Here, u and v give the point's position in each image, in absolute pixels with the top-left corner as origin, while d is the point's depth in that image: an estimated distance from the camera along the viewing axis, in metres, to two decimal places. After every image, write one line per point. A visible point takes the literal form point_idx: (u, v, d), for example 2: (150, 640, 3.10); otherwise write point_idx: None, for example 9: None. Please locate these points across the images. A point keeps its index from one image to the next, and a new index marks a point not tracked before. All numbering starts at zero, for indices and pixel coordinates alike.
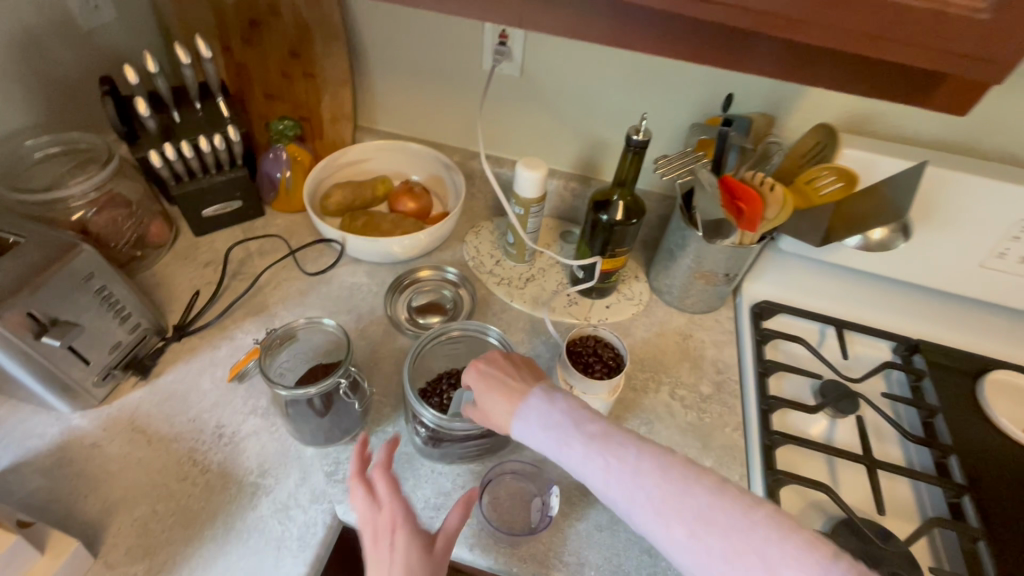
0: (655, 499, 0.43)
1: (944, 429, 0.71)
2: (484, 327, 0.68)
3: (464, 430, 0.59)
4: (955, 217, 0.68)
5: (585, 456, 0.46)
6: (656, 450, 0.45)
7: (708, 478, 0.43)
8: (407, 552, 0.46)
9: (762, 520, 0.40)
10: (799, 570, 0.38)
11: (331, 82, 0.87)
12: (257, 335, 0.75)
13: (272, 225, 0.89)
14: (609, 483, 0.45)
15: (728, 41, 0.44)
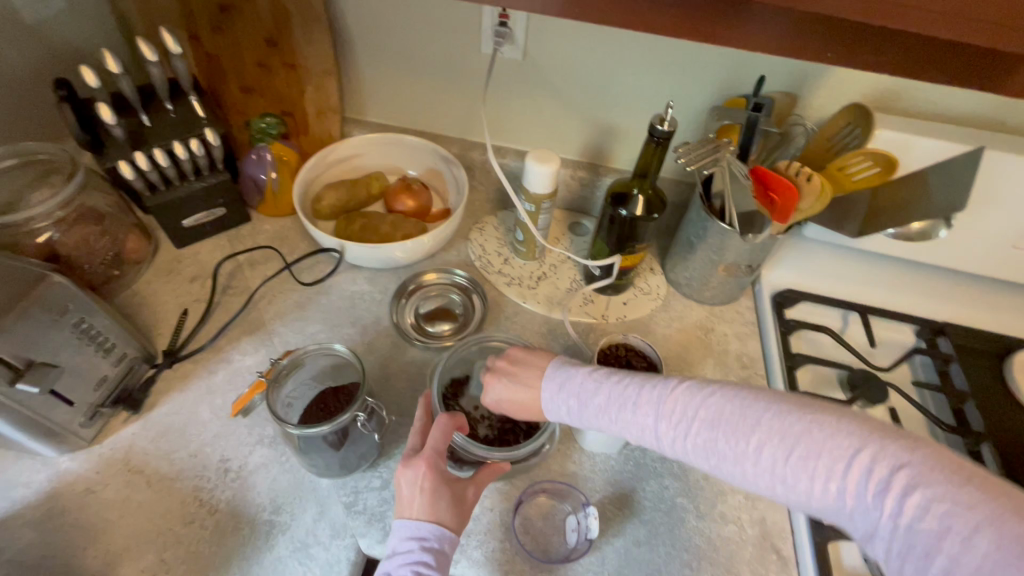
0: (676, 448, 0.48)
1: (976, 416, 0.69)
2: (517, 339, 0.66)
3: (489, 457, 0.56)
4: (991, 198, 0.65)
5: (600, 420, 0.52)
6: (653, 408, 0.49)
7: (701, 420, 0.47)
8: (443, 500, 0.50)
9: (761, 443, 0.44)
10: (822, 477, 0.41)
11: (313, 72, 0.79)
12: (256, 356, 0.69)
13: (260, 232, 0.82)
14: (630, 439, 0.51)
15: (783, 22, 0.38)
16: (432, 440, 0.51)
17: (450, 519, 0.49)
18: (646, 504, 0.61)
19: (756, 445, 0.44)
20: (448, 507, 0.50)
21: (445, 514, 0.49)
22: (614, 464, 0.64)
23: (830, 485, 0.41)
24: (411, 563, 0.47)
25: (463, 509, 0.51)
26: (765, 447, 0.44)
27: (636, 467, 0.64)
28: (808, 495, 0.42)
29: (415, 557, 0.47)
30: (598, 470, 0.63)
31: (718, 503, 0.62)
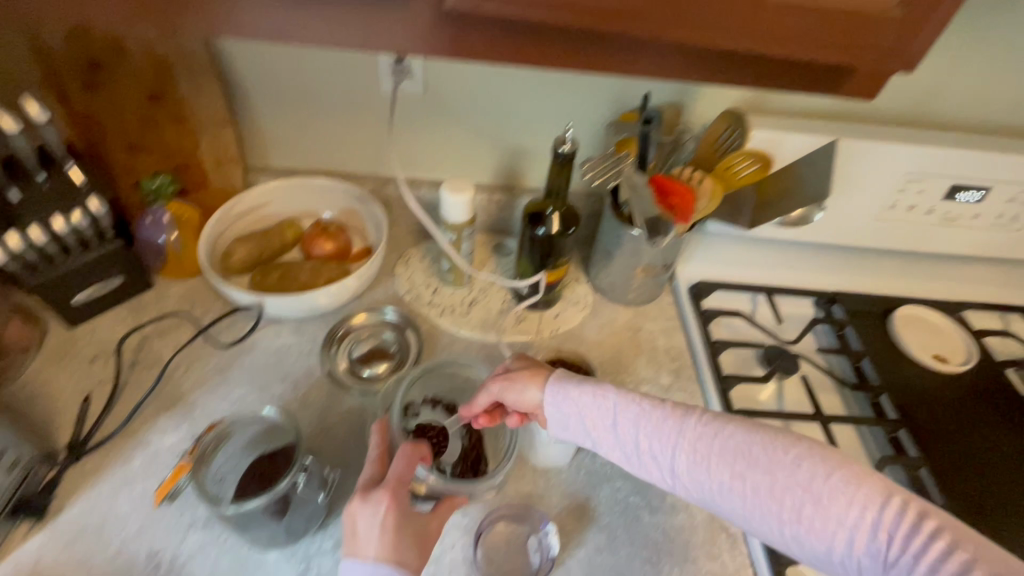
0: (696, 448, 0.51)
1: (871, 371, 0.78)
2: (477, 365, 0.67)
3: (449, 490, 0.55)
4: (852, 179, 0.74)
5: (623, 418, 0.54)
6: (689, 409, 0.53)
7: (738, 433, 0.51)
8: (407, 538, 0.46)
9: (800, 456, 0.48)
10: (846, 503, 0.45)
11: (205, 123, 0.76)
12: (178, 432, 0.64)
13: (166, 297, 0.77)
14: (647, 441, 0.53)
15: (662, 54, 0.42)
16: (397, 471, 0.49)
17: (415, 556, 0.46)
18: (602, 509, 0.63)
19: (785, 455, 0.48)
20: (412, 546, 0.46)
21: (409, 554, 0.46)
22: (566, 476, 0.66)
23: (865, 513, 0.45)
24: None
25: (426, 544, 0.48)
26: (802, 462, 0.48)
27: (587, 474, 0.66)
28: (835, 520, 0.45)
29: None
30: (552, 485, 0.65)
31: (668, 494, 0.65)
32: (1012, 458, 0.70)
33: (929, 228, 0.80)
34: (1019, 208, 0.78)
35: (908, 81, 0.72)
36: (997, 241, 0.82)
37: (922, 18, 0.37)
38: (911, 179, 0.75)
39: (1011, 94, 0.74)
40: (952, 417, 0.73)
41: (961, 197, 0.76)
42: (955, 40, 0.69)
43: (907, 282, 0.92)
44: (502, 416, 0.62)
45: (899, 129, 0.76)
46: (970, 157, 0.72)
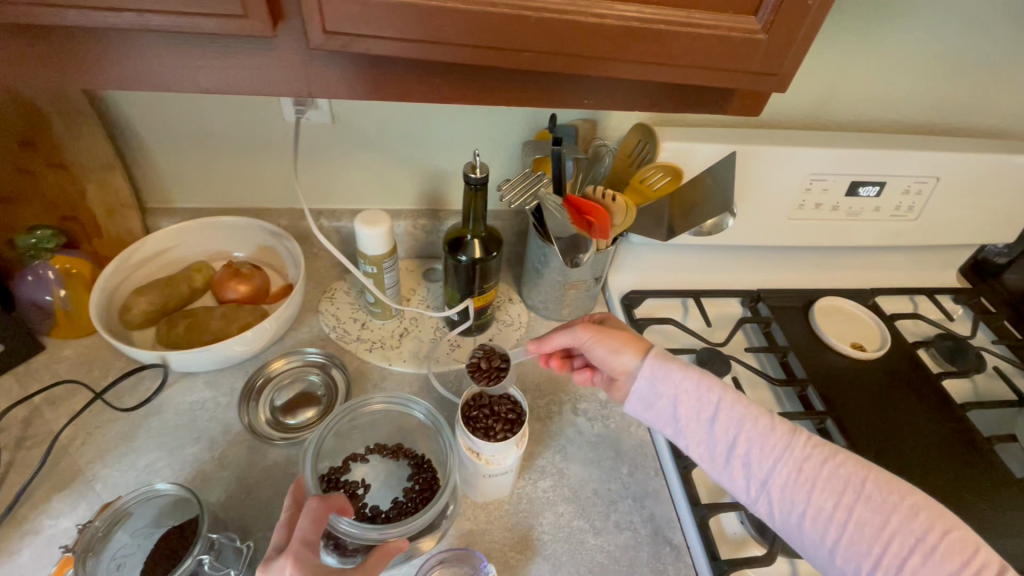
0: (803, 463, 0.53)
1: (797, 364, 0.80)
2: (409, 399, 0.63)
3: (385, 539, 0.52)
4: (762, 183, 0.77)
5: (727, 419, 0.55)
6: (800, 431, 0.54)
7: (853, 472, 0.52)
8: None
9: (915, 504, 0.50)
10: (946, 555, 0.48)
11: (91, 169, 0.70)
12: (75, 514, 0.58)
13: (59, 361, 0.70)
14: (746, 446, 0.54)
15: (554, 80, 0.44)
16: (302, 530, 0.45)
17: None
18: (546, 538, 0.62)
19: (891, 494, 0.51)
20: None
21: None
22: (507, 507, 0.64)
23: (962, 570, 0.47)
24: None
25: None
26: (916, 510, 0.50)
27: (529, 503, 0.64)
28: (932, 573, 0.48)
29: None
30: (493, 519, 0.63)
31: (611, 513, 0.64)
32: (928, 436, 0.73)
33: (837, 223, 0.84)
34: (915, 198, 0.83)
35: (802, 87, 0.76)
36: (899, 230, 0.87)
37: (790, 36, 0.39)
38: (815, 179, 0.78)
39: (895, 93, 0.79)
40: (871, 402, 0.77)
41: (862, 192, 0.81)
42: (840, 46, 0.73)
43: (823, 274, 0.96)
44: (553, 359, 0.66)
45: (799, 132, 0.79)
46: (864, 155, 0.77)
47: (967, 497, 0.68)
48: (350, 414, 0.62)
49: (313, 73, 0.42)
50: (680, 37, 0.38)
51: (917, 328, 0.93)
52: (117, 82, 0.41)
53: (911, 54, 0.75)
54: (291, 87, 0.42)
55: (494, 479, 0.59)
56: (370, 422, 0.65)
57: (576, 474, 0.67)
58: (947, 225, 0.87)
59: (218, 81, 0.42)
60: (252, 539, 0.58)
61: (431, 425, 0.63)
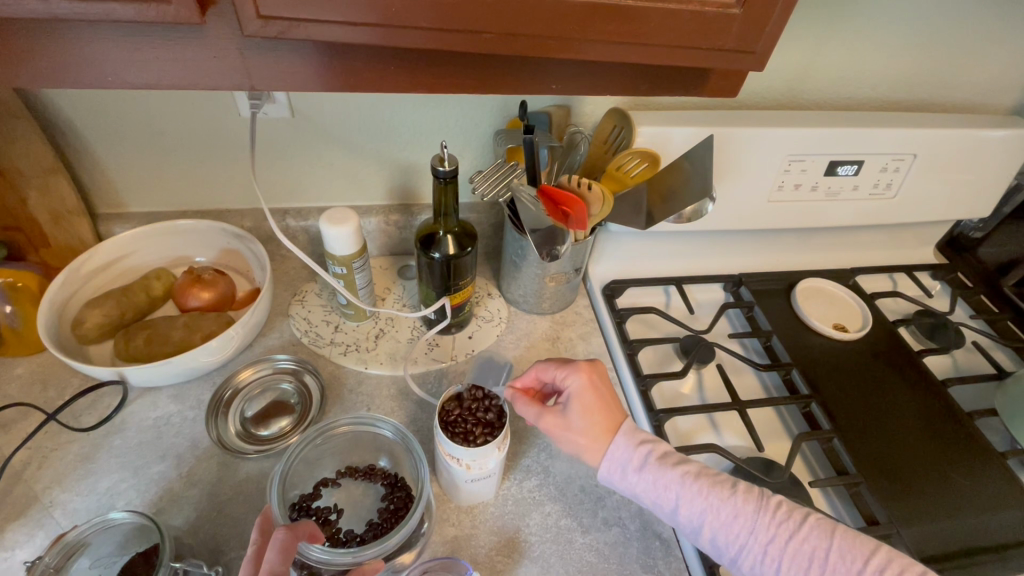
0: (769, 545, 0.52)
1: (781, 348, 0.80)
2: (376, 419, 0.61)
3: (361, 561, 0.50)
4: (739, 168, 0.76)
5: (689, 510, 0.54)
6: (763, 505, 0.54)
7: (818, 546, 0.52)
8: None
9: (880, 566, 0.50)
10: None
11: (28, 175, 0.65)
12: (31, 545, 0.54)
13: (9, 381, 0.66)
14: (711, 535, 0.53)
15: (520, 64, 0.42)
16: (271, 563, 0.44)
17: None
18: (533, 540, 0.60)
19: (855, 561, 0.51)
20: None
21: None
22: (493, 510, 0.62)
23: None
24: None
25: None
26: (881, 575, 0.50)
27: (515, 504, 0.63)
28: None
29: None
30: (478, 522, 0.61)
31: (599, 510, 0.63)
32: (913, 417, 0.73)
33: (816, 204, 0.83)
34: (892, 176, 0.82)
35: (778, 64, 0.74)
36: (878, 209, 0.86)
37: (767, 12, 0.37)
38: (794, 160, 0.77)
39: (871, 69, 0.78)
40: (855, 384, 0.76)
41: (841, 171, 0.80)
42: (815, 22, 0.71)
43: (803, 255, 0.96)
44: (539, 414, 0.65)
45: (777, 112, 0.78)
46: (842, 134, 0.75)
47: (953, 474, 0.68)
48: (314, 441, 0.60)
49: (254, 63, 0.38)
50: (650, 15, 0.36)
51: (897, 306, 0.93)
52: (32, 79, 0.37)
53: (887, 29, 0.73)
54: (231, 81, 0.39)
55: (478, 483, 0.57)
56: (339, 444, 0.62)
57: (562, 472, 0.66)
58: (925, 202, 0.87)
59: (150, 76, 0.38)
60: (224, 559, 0.55)
61: (402, 446, 0.60)
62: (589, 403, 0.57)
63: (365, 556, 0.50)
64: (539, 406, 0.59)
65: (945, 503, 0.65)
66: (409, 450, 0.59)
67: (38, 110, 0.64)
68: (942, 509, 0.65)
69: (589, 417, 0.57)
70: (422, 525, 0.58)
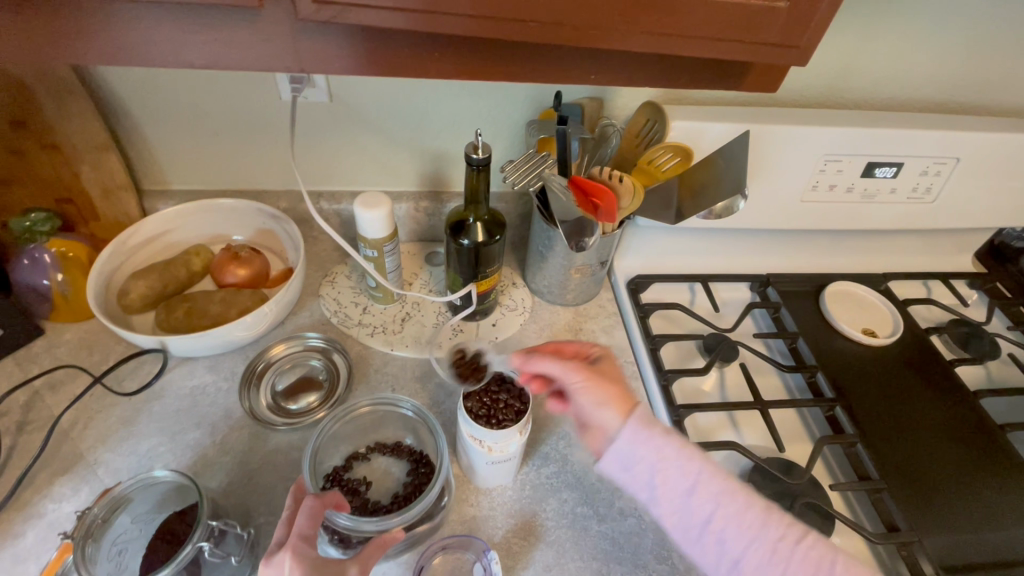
0: (779, 545, 0.50)
1: (807, 350, 0.79)
2: (397, 397, 0.62)
3: (383, 530, 0.51)
4: (772, 165, 0.75)
5: (708, 492, 0.52)
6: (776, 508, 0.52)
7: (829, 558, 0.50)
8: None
9: None
10: None
11: (82, 149, 0.68)
12: (77, 499, 0.58)
13: (59, 346, 0.70)
14: (721, 525, 0.51)
15: (559, 53, 0.42)
16: (300, 527, 0.47)
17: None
18: (550, 524, 0.61)
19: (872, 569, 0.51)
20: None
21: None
22: (511, 493, 0.63)
23: None
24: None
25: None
26: None
27: (533, 489, 0.64)
28: None
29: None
30: (496, 505, 0.62)
31: (616, 500, 0.64)
32: (940, 425, 0.72)
33: (850, 205, 0.81)
34: (932, 179, 0.80)
35: (818, 61, 0.73)
36: (915, 214, 0.84)
37: (814, 5, 0.37)
38: (829, 160, 0.75)
39: (917, 70, 0.76)
40: (883, 390, 0.75)
41: (879, 173, 0.78)
42: (860, 18, 0.69)
43: (833, 258, 0.94)
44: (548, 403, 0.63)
45: (815, 110, 0.76)
46: (881, 135, 0.74)
47: (981, 485, 0.67)
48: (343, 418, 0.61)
49: (305, 46, 0.40)
50: (693, 7, 0.36)
51: (930, 313, 0.90)
52: (97, 57, 0.39)
53: (935, 27, 0.71)
54: (280, 62, 0.40)
55: (499, 465, 0.58)
56: (363, 421, 0.64)
57: (580, 461, 0.67)
58: (966, 208, 0.84)
59: (204, 55, 0.40)
60: (254, 523, 0.58)
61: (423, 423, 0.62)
62: (604, 370, 0.59)
63: (386, 526, 0.51)
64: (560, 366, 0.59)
65: (972, 515, 0.64)
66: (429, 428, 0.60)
67: (92, 87, 0.67)
68: (969, 519, 0.64)
69: (605, 378, 0.58)
70: (442, 499, 0.59)
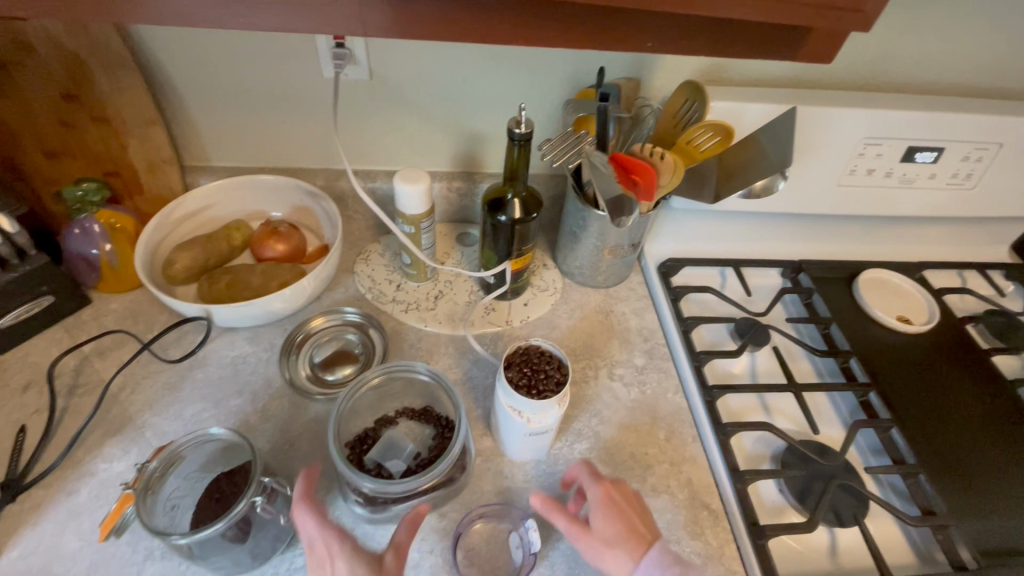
0: None
1: (840, 336, 0.78)
2: (411, 363, 0.62)
3: (389, 492, 0.52)
4: (811, 148, 0.74)
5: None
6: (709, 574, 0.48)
7: None
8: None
9: None
10: None
11: (130, 123, 0.69)
12: (127, 459, 0.60)
13: (106, 314, 0.72)
14: None
15: (615, 21, 0.42)
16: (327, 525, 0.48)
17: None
18: None
19: None
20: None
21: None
22: (545, 467, 0.64)
23: None
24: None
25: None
26: None
27: (566, 464, 0.65)
28: None
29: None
30: (530, 478, 0.63)
31: (649, 477, 0.64)
32: (976, 411, 0.71)
33: (888, 191, 0.80)
34: (974, 166, 0.79)
35: (861, 42, 0.72)
36: (954, 201, 0.83)
37: None
38: (870, 143, 0.75)
39: (963, 52, 0.75)
40: (918, 376, 0.74)
41: (919, 158, 0.77)
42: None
43: (867, 246, 0.93)
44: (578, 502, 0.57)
45: (856, 93, 0.75)
46: (924, 118, 0.73)
47: (1019, 473, 0.66)
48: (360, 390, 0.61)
49: (366, 11, 0.40)
50: None
51: (965, 303, 0.89)
52: (168, 19, 0.40)
53: (983, 9, 0.70)
54: (342, 26, 0.41)
55: (537, 438, 0.59)
56: (381, 389, 0.64)
57: (612, 438, 0.67)
58: (1007, 196, 0.83)
59: (269, 18, 0.41)
60: (297, 487, 0.59)
61: (440, 387, 0.62)
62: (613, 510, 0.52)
63: (396, 488, 0.52)
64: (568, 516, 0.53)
65: (1011, 502, 0.63)
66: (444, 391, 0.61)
67: (141, 61, 0.69)
68: (1008, 506, 0.63)
69: (614, 525, 0.51)
70: (464, 461, 0.59)
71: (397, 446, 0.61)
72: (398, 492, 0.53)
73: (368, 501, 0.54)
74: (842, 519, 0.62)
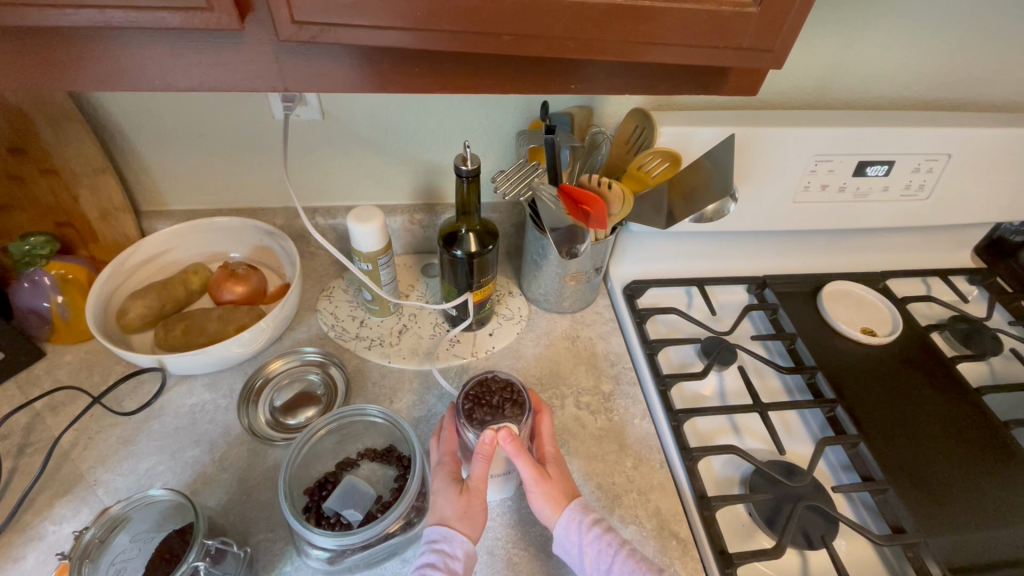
0: None
1: (805, 351, 0.78)
2: (360, 407, 0.61)
3: (343, 546, 0.51)
4: (762, 168, 0.75)
5: (620, 570, 0.52)
6: None
7: None
8: (438, 496, 0.54)
9: None
10: None
11: (80, 174, 0.69)
12: (76, 520, 0.58)
13: (60, 367, 0.71)
14: None
15: (539, 62, 0.44)
16: (448, 450, 0.57)
17: (464, 525, 0.52)
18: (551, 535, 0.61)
19: None
20: (451, 506, 0.53)
21: (446, 511, 0.53)
22: (511, 505, 0.63)
23: None
24: (422, 566, 0.50)
25: (463, 515, 0.53)
26: None
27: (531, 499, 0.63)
28: None
29: (424, 559, 0.51)
30: (498, 517, 0.62)
31: (616, 506, 0.63)
32: (942, 422, 0.71)
33: (844, 205, 0.81)
34: (925, 176, 0.80)
35: (807, 60, 0.73)
36: (909, 211, 0.84)
37: (784, 11, 0.39)
38: (820, 161, 0.76)
39: (905, 67, 0.76)
40: (884, 389, 0.74)
41: (870, 172, 0.78)
42: (844, 19, 0.70)
43: (830, 258, 0.94)
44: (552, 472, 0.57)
45: (803, 111, 0.77)
46: (871, 134, 0.74)
47: (987, 483, 0.66)
48: (311, 437, 0.59)
49: (287, 66, 0.41)
50: (666, 15, 0.38)
51: (931, 310, 0.90)
52: (86, 82, 0.40)
53: (921, 25, 0.72)
54: (264, 83, 0.42)
55: (503, 478, 0.59)
56: (341, 432, 0.63)
57: (578, 469, 0.66)
58: (961, 204, 0.84)
59: (191, 79, 0.41)
60: (252, 541, 0.57)
61: (396, 427, 0.61)
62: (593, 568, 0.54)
63: (349, 542, 0.51)
64: (552, 487, 0.56)
65: (977, 513, 0.63)
66: (401, 432, 0.60)
67: (90, 112, 0.69)
68: (977, 519, 0.63)
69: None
70: (423, 503, 0.57)
71: (356, 491, 0.60)
72: (353, 545, 0.52)
73: (325, 555, 0.53)
74: (811, 541, 0.62)
